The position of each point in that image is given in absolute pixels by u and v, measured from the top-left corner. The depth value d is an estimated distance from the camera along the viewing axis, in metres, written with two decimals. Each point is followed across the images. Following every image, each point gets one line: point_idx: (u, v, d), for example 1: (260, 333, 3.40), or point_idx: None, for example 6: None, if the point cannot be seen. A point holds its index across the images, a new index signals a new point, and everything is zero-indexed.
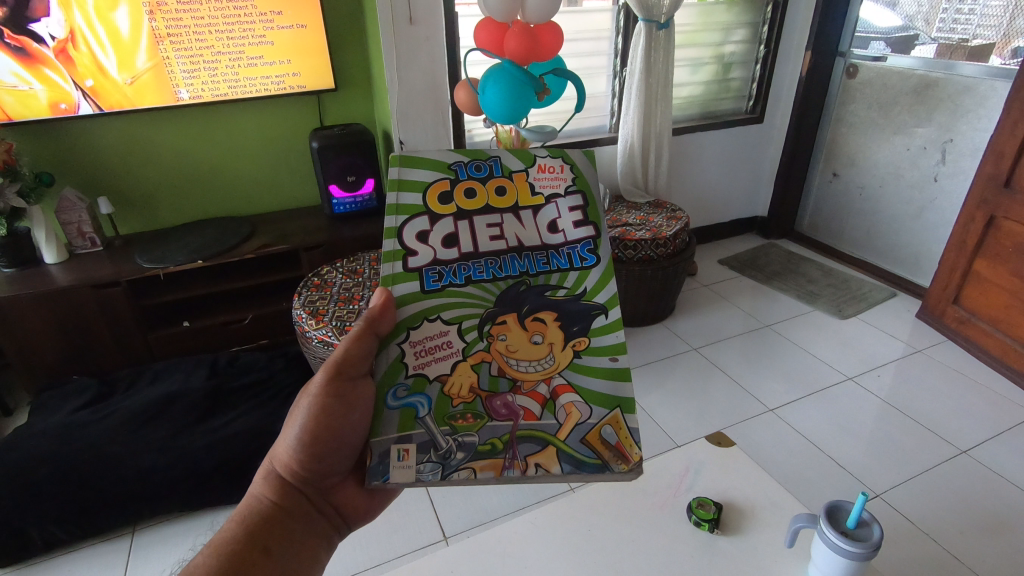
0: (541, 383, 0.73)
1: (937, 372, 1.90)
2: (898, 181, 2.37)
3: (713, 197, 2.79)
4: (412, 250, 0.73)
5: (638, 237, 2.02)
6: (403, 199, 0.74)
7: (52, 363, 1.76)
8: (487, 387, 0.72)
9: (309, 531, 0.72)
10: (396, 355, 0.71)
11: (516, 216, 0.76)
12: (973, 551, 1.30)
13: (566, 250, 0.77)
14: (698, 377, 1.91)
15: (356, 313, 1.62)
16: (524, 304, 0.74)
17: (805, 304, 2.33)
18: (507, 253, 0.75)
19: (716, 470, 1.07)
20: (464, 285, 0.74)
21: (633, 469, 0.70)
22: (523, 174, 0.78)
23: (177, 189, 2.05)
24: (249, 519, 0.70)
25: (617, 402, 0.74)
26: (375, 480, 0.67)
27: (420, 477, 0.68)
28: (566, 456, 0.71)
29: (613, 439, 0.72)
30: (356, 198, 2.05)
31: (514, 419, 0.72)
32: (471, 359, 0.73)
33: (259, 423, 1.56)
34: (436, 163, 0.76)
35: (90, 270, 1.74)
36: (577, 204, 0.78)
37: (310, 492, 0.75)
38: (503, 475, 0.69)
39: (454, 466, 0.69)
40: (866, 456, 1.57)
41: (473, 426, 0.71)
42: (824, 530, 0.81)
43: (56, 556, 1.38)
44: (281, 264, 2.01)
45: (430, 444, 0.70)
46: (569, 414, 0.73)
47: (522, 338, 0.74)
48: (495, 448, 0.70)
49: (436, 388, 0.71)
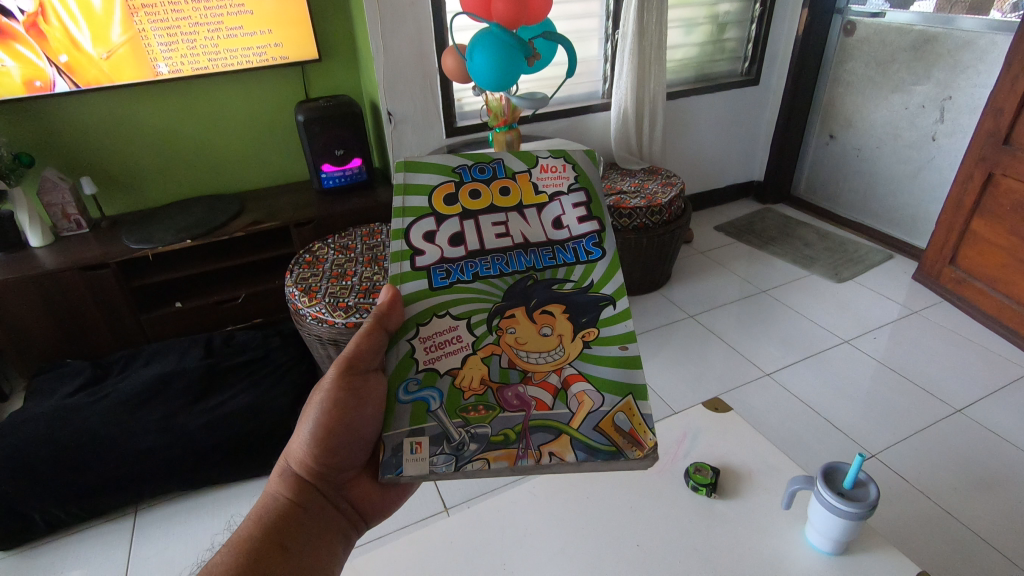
0: (552, 373, 0.71)
1: (932, 333, 1.90)
2: (895, 141, 2.34)
3: (709, 162, 2.75)
4: (419, 250, 0.74)
5: (633, 205, 1.99)
6: (410, 201, 0.76)
7: (44, 346, 1.75)
8: (497, 378, 0.70)
9: (327, 526, 0.70)
10: (406, 350, 0.70)
11: (520, 215, 0.77)
12: (969, 508, 1.32)
13: (571, 244, 0.77)
14: (695, 344, 1.91)
15: (350, 289, 1.60)
16: (533, 297, 0.73)
17: (801, 268, 2.32)
18: (514, 249, 0.76)
19: (712, 434, 1.07)
20: (473, 281, 0.74)
21: (649, 455, 0.65)
22: (526, 174, 0.79)
23: (162, 166, 2.00)
24: (266, 517, 0.68)
25: (628, 389, 0.70)
26: (388, 473, 0.63)
27: (433, 468, 0.64)
28: (580, 443, 0.66)
29: (626, 425, 0.68)
30: (344, 172, 2.01)
31: (525, 409, 0.68)
32: (481, 352, 0.71)
33: (255, 401, 1.56)
34: (442, 167, 0.78)
35: (77, 252, 1.72)
36: (581, 200, 0.79)
37: (325, 488, 0.72)
38: (518, 465, 0.65)
39: (468, 457, 0.65)
40: (861, 417, 1.58)
41: (485, 418, 0.68)
42: (822, 492, 0.82)
43: (60, 536, 1.39)
44: (272, 241, 1.99)
45: (442, 436, 0.66)
46: (581, 404, 0.69)
47: (531, 330, 0.72)
48: (508, 439, 0.66)
49: (447, 381, 0.69)
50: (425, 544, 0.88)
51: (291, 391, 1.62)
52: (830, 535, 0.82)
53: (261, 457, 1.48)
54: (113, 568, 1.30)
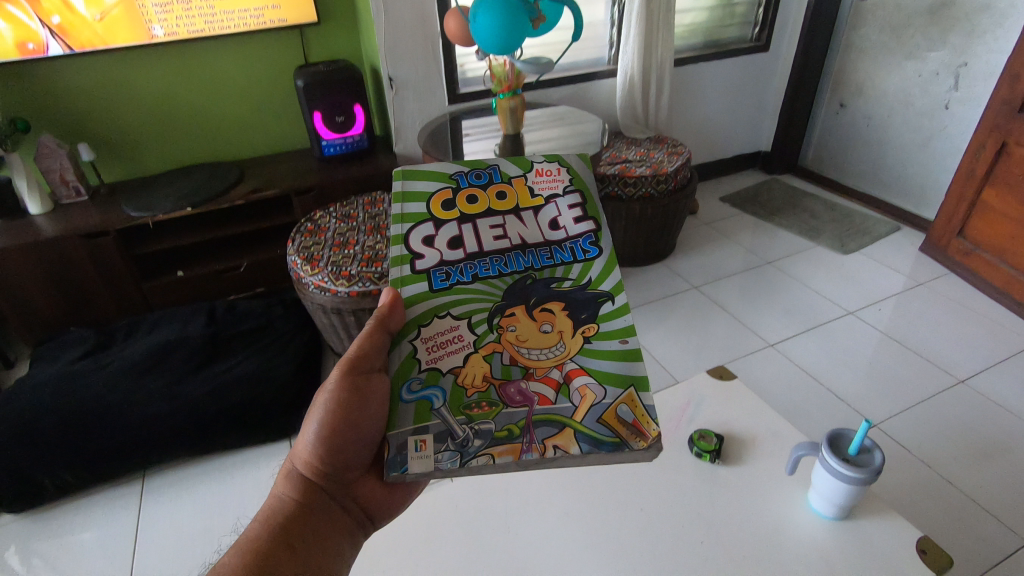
0: (554, 368, 0.66)
1: (937, 304, 1.89)
2: (907, 109, 2.29)
3: (716, 131, 2.70)
4: (418, 254, 0.71)
5: (639, 174, 1.95)
6: (408, 208, 0.73)
7: (47, 314, 1.75)
8: (499, 376, 0.66)
9: (333, 525, 0.70)
10: (409, 350, 0.67)
11: (518, 217, 0.74)
12: (968, 475, 1.33)
13: (568, 244, 0.73)
14: (699, 314, 1.91)
15: (352, 257, 1.58)
16: (532, 295, 0.70)
17: (807, 239, 2.30)
18: (511, 251, 0.72)
19: (716, 402, 1.07)
20: (472, 282, 0.70)
21: (653, 446, 0.61)
22: (522, 178, 0.76)
23: (159, 133, 1.97)
24: (273, 518, 0.68)
25: (630, 380, 0.66)
26: (393, 472, 0.60)
27: (438, 465, 0.60)
28: (583, 435, 0.62)
29: (630, 416, 0.63)
30: (345, 139, 1.97)
31: (528, 405, 0.64)
32: (483, 350, 0.67)
33: (259, 370, 1.57)
34: (438, 175, 0.76)
35: (77, 219, 1.70)
36: (576, 202, 0.76)
37: (332, 488, 0.72)
38: (522, 459, 0.60)
39: (473, 453, 0.61)
40: (864, 387, 1.58)
41: (489, 415, 0.63)
42: (824, 457, 0.82)
43: (70, 500, 1.41)
44: (272, 209, 1.97)
45: (446, 433, 0.62)
46: (583, 397, 0.65)
47: (531, 327, 0.69)
48: (512, 433, 0.62)
49: (450, 380, 0.65)
50: (428, 514, 0.88)
51: (294, 360, 1.62)
52: (833, 500, 0.83)
53: (265, 424, 1.49)
54: (122, 531, 1.32)
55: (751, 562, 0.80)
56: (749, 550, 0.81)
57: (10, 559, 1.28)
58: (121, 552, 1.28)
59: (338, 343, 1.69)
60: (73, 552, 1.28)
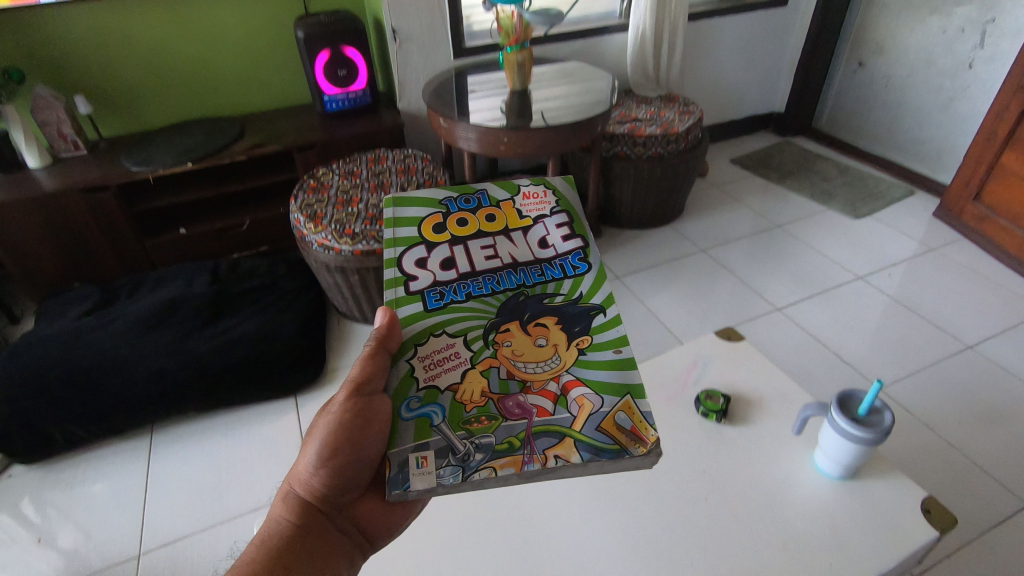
0: (551, 381, 0.59)
1: (947, 269, 1.87)
2: (928, 69, 2.21)
3: (728, 91, 2.63)
4: (412, 275, 0.65)
5: (648, 133, 1.90)
6: (401, 232, 0.67)
7: (51, 269, 1.74)
8: (497, 390, 0.58)
9: (333, 551, 0.64)
10: (406, 369, 0.59)
11: (507, 237, 0.68)
12: (970, 439, 1.33)
13: (558, 261, 0.67)
14: (706, 277, 1.89)
15: (356, 214, 1.56)
16: (525, 311, 0.62)
17: (819, 203, 2.26)
18: (503, 269, 0.66)
19: (724, 362, 1.07)
20: (465, 301, 0.63)
21: (653, 453, 0.54)
22: (509, 201, 0.71)
23: (157, 86, 1.92)
24: (270, 542, 0.63)
25: (625, 388, 0.58)
26: (394, 490, 0.52)
27: (440, 482, 0.52)
28: (585, 444, 0.55)
29: (627, 423, 0.56)
30: (347, 95, 1.92)
31: (528, 417, 0.56)
32: (479, 366, 0.59)
33: (264, 328, 1.57)
34: (427, 200, 0.71)
35: (76, 174, 1.67)
36: (565, 220, 0.70)
37: (333, 512, 0.66)
38: (525, 472, 0.53)
39: (475, 467, 0.53)
40: (869, 351, 1.57)
41: (489, 429, 0.56)
42: (835, 418, 0.81)
43: (80, 452, 1.43)
44: (275, 165, 1.94)
45: (446, 448, 0.54)
46: (581, 407, 0.57)
47: (527, 342, 0.61)
48: (513, 446, 0.54)
49: (450, 397, 0.58)
50: None
51: (298, 320, 1.62)
52: (840, 460, 0.83)
53: (271, 382, 1.49)
54: (133, 483, 1.34)
55: (755, 519, 0.80)
56: (752, 507, 0.82)
57: (25, 507, 1.30)
58: (132, 503, 1.30)
59: (342, 301, 1.68)
60: (85, 502, 1.31)
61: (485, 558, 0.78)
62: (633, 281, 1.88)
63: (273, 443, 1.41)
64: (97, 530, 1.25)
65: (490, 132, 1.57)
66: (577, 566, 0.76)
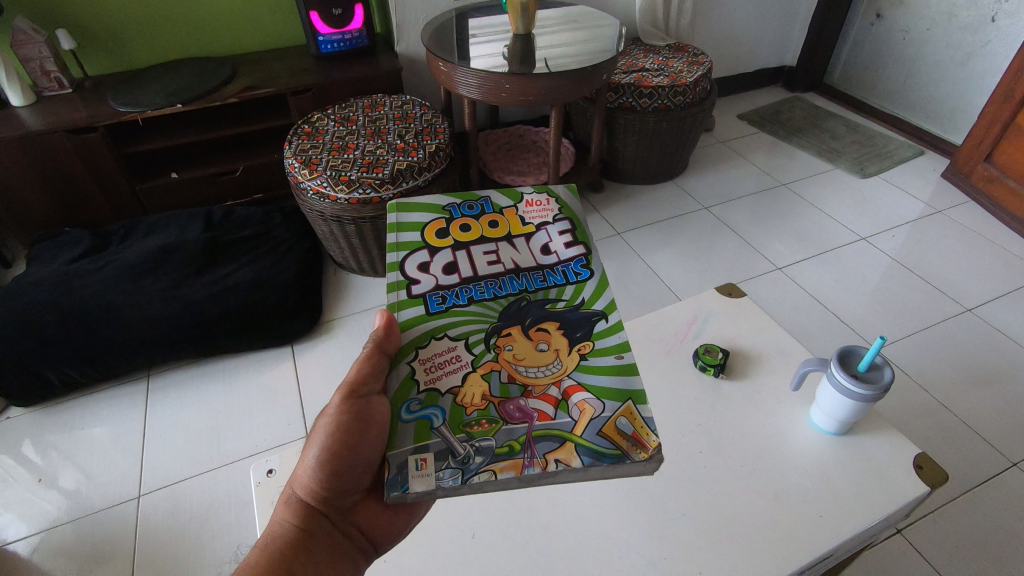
0: (552, 385, 0.57)
1: (952, 232, 1.84)
2: (949, 23, 2.12)
3: (739, 41, 2.53)
4: (414, 279, 0.63)
5: (655, 84, 1.83)
6: (403, 236, 0.65)
7: (40, 211, 1.71)
8: (497, 394, 0.56)
9: (337, 555, 0.61)
10: (407, 372, 0.58)
11: (510, 244, 0.67)
12: (963, 400, 1.34)
13: (559, 267, 0.66)
14: (707, 234, 1.87)
15: (351, 162, 1.51)
16: (526, 316, 0.61)
17: (825, 162, 2.21)
18: (505, 275, 0.64)
19: (724, 318, 1.06)
20: (466, 305, 0.62)
21: (656, 458, 0.53)
22: (512, 208, 0.70)
23: (142, 22, 1.83)
24: (272, 547, 0.60)
25: (627, 394, 0.57)
26: (393, 492, 0.50)
27: (439, 485, 0.50)
28: (585, 448, 0.53)
29: (629, 428, 0.54)
30: (343, 36, 1.84)
31: (529, 421, 0.54)
32: (480, 370, 0.58)
33: (259, 276, 1.55)
34: (430, 205, 0.69)
35: (61, 113, 1.61)
36: (567, 227, 0.69)
37: (336, 516, 0.63)
38: (525, 476, 0.51)
39: (474, 470, 0.51)
40: (869, 311, 1.57)
41: (489, 432, 0.54)
42: (834, 373, 0.81)
43: (78, 395, 1.44)
44: (270, 109, 1.88)
45: (446, 450, 0.52)
46: (582, 411, 0.55)
47: (529, 348, 0.60)
48: (513, 450, 0.53)
49: (451, 399, 0.56)
50: None
51: (295, 269, 1.61)
52: (835, 416, 0.83)
53: (267, 329, 1.49)
54: (132, 426, 1.35)
55: (747, 471, 0.81)
56: (745, 458, 0.83)
57: (24, 448, 1.32)
58: (131, 445, 1.31)
59: (338, 251, 1.66)
60: (86, 444, 1.32)
61: (480, 505, 0.79)
62: (635, 237, 1.85)
63: (271, 389, 1.42)
64: (97, 470, 1.27)
65: (491, 78, 1.51)
66: (572, 511, 0.78)
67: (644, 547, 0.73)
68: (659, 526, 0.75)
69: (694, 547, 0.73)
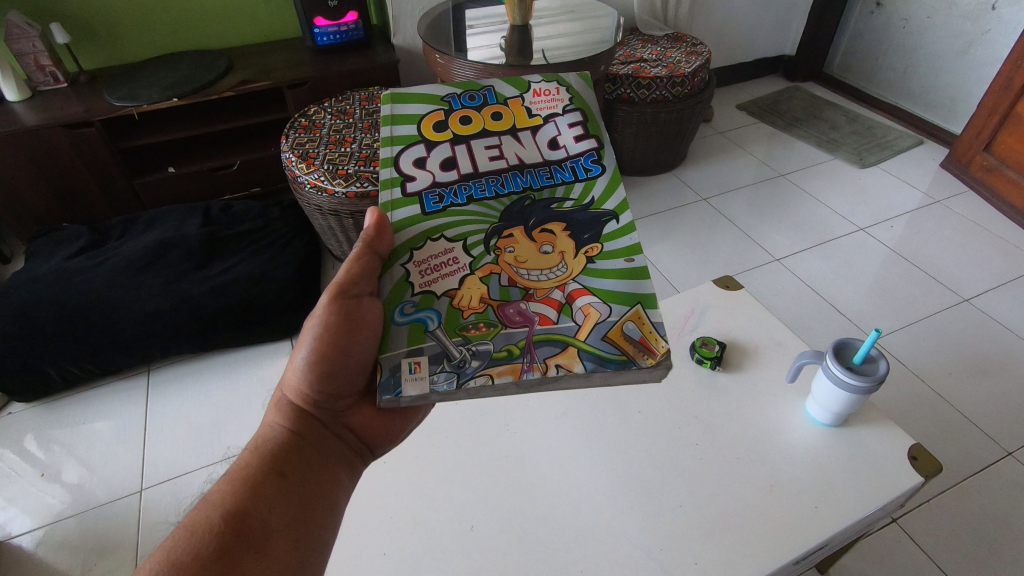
0: (555, 289, 0.59)
1: (950, 221, 1.85)
2: (948, 11, 2.10)
3: (738, 31, 2.51)
4: (410, 175, 0.62)
5: (653, 75, 1.83)
6: (398, 130, 0.63)
7: (38, 208, 1.70)
8: (497, 297, 0.58)
9: (329, 455, 0.64)
10: (401, 275, 0.59)
11: (514, 137, 0.65)
12: (959, 390, 1.35)
13: (568, 162, 0.64)
14: (706, 225, 1.86)
15: (349, 156, 1.51)
16: (529, 216, 0.61)
17: (825, 152, 2.20)
18: (509, 170, 0.63)
19: (721, 311, 1.06)
20: (467, 204, 0.61)
21: (662, 364, 0.55)
22: (518, 99, 0.66)
23: (137, 13, 1.81)
24: (263, 448, 0.61)
25: (636, 298, 0.58)
26: (386, 396, 0.53)
27: (433, 388, 0.53)
28: (588, 353, 0.55)
29: (636, 333, 0.56)
30: (339, 28, 1.84)
31: (529, 325, 0.57)
32: (479, 272, 0.58)
33: (259, 270, 1.56)
34: (430, 96, 0.65)
35: (57, 108, 1.60)
36: (578, 120, 0.66)
37: (328, 419, 0.65)
38: (524, 380, 0.54)
39: (470, 374, 0.54)
40: (867, 303, 1.57)
41: (487, 336, 0.56)
42: (829, 366, 0.81)
43: (79, 391, 1.45)
44: (267, 103, 1.87)
45: (441, 354, 0.55)
46: (587, 316, 0.57)
47: (531, 249, 0.60)
48: (512, 354, 0.55)
49: (446, 302, 0.57)
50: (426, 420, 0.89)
51: (295, 262, 1.61)
52: (831, 408, 0.83)
53: (267, 323, 1.50)
54: (132, 423, 1.36)
55: (742, 460, 0.82)
56: (740, 450, 0.84)
57: (27, 443, 1.33)
58: (132, 442, 1.32)
59: (337, 245, 1.66)
60: (87, 439, 1.33)
61: (477, 496, 0.80)
62: None
63: (271, 383, 1.43)
64: (99, 465, 1.28)
65: (489, 69, 1.49)
66: (571, 502, 0.78)
67: (641, 539, 0.74)
68: (656, 518, 0.76)
69: (691, 540, 0.74)
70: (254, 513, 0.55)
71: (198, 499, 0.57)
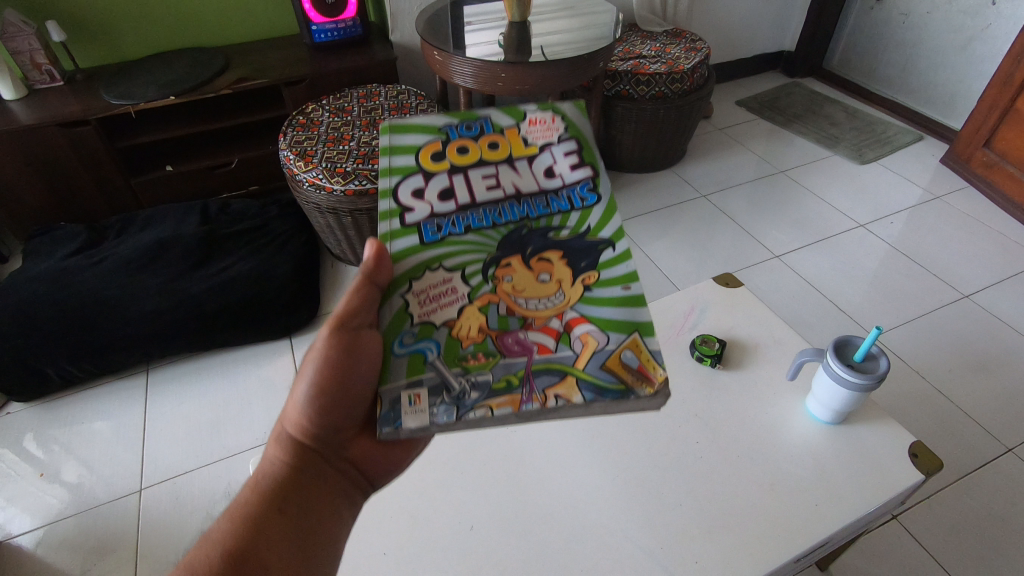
0: (553, 317, 0.59)
1: (950, 218, 1.84)
2: (948, 7, 2.10)
3: (737, 27, 2.50)
4: (408, 207, 0.60)
5: (653, 71, 1.82)
6: (396, 160, 0.61)
7: (34, 206, 1.70)
8: (496, 327, 0.58)
9: (330, 488, 0.63)
10: (400, 305, 0.58)
11: (511, 167, 0.63)
12: (959, 386, 1.35)
13: (564, 192, 0.63)
14: (705, 222, 1.86)
15: (347, 154, 1.51)
16: (527, 246, 0.60)
17: (825, 148, 2.20)
18: (506, 202, 0.61)
19: (720, 307, 1.06)
20: (464, 234, 0.60)
21: (660, 393, 0.56)
22: (515, 129, 0.64)
23: (133, 11, 1.80)
24: (264, 484, 0.61)
25: (633, 326, 0.59)
26: (385, 428, 0.53)
27: (433, 421, 0.54)
28: (586, 383, 0.56)
29: (634, 362, 0.57)
30: (336, 25, 1.83)
31: (528, 355, 0.57)
32: (478, 302, 0.58)
33: (257, 269, 1.55)
34: (425, 126, 0.63)
35: (54, 107, 1.60)
36: (574, 148, 0.64)
37: (328, 453, 0.64)
38: (524, 410, 0.54)
39: (469, 406, 0.54)
40: (867, 299, 1.57)
41: (487, 366, 0.56)
42: (830, 363, 0.81)
43: (77, 390, 1.44)
44: (264, 100, 1.86)
45: (441, 385, 0.55)
46: (585, 345, 0.58)
47: (529, 278, 0.60)
48: (510, 385, 0.56)
49: (445, 333, 0.57)
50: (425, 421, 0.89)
51: (293, 261, 1.61)
52: (831, 405, 0.83)
53: (265, 322, 1.49)
54: (131, 422, 1.36)
55: (743, 458, 0.82)
56: (740, 449, 0.83)
57: (26, 442, 1.32)
58: (131, 441, 1.32)
59: (336, 244, 1.66)
60: (86, 438, 1.32)
61: (475, 496, 0.80)
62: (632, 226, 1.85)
63: (271, 382, 1.42)
64: (98, 464, 1.27)
65: (487, 67, 1.49)
66: (570, 502, 0.78)
67: (641, 538, 0.74)
68: (657, 517, 0.76)
69: (691, 538, 0.74)
70: (256, 551, 0.55)
71: (197, 538, 0.56)
